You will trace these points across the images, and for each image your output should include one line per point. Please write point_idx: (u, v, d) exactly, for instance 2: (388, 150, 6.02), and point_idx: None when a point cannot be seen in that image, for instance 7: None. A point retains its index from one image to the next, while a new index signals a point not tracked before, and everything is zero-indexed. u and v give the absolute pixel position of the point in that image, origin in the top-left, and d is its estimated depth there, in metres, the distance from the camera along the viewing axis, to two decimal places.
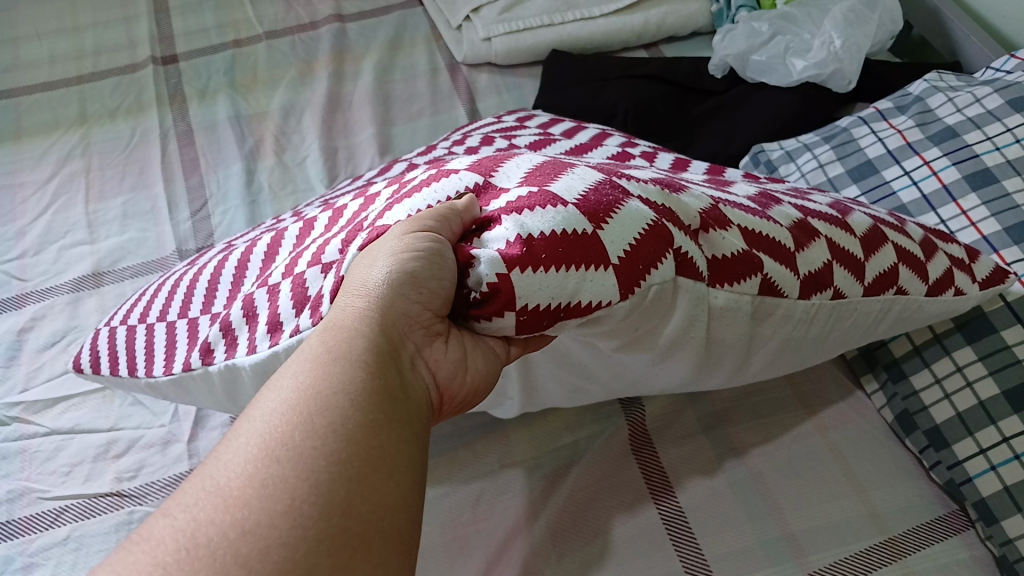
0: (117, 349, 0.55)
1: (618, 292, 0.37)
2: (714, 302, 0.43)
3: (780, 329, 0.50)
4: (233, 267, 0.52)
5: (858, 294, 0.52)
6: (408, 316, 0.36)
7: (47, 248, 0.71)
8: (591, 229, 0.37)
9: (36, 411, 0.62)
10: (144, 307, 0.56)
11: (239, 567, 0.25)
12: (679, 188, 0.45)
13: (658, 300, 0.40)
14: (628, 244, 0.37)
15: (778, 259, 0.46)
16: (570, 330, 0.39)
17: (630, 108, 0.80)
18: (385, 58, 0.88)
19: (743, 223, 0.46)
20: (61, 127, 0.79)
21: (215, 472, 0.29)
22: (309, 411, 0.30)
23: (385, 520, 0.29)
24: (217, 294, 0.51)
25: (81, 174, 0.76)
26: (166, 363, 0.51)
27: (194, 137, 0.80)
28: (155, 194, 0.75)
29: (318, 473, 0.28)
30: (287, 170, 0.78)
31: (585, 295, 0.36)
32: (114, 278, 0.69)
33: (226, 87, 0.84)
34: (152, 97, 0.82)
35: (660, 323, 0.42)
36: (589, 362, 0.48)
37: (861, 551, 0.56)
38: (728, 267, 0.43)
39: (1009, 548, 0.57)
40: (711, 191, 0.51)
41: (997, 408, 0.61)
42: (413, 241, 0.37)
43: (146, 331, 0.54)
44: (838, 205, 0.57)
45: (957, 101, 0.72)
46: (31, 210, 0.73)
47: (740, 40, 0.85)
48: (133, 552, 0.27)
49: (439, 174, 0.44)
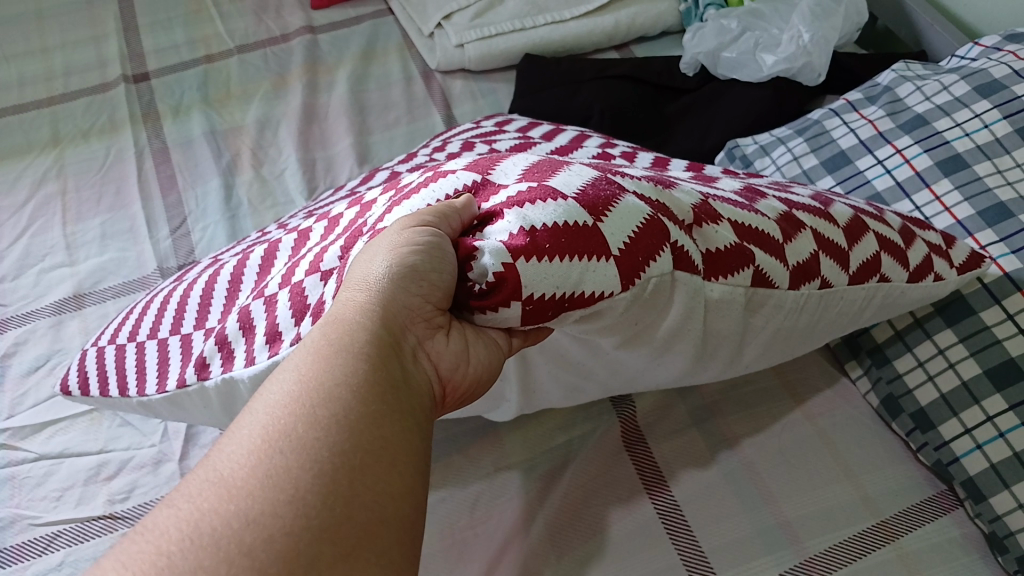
0: (107, 369, 0.55)
1: (620, 283, 0.38)
2: (710, 294, 0.44)
3: (771, 319, 0.50)
4: (226, 280, 0.52)
5: (844, 283, 0.53)
6: (409, 308, 0.37)
7: (26, 272, 0.70)
8: (590, 221, 0.38)
9: (24, 437, 0.61)
10: (133, 325, 0.56)
11: (242, 557, 0.26)
12: (671, 185, 0.47)
13: (656, 294, 0.41)
14: (627, 235, 0.39)
15: (769, 251, 0.47)
16: (568, 324, 0.40)
17: (606, 109, 0.81)
18: (358, 68, 0.88)
19: (734, 216, 0.47)
20: (34, 149, 0.78)
21: (218, 463, 0.29)
22: (311, 404, 0.30)
23: (388, 510, 0.29)
24: (211, 308, 0.51)
25: (57, 196, 0.75)
26: (159, 381, 0.51)
27: (171, 154, 0.79)
28: (134, 213, 0.75)
29: (320, 464, 0.28)
30: (266, 183, 0.77)
31: (588, 285, 0.37)
32: (97, 299, 0.69)
33: (200, 103, 0.83)
34: (124, 116, 0.81)
35: (657, 317, 0.43)
36: (584, 360, 0.48)
37: (855, 535, 0.57)
38: (722, 261, 0.44)
39: (998, 524, 0.58)
40: (699, 187, 0.52)
41: (980, 388, 0.62)
42: (413, 235, 0.38)
43: (137, 350, 0.54)
44: (819, 196, 0.59)
45: (926, 89, 0.74)
46: (7, 235, 0.72)
47: (712, 38, 0.85)
48: (136, 541, 0.27)
49: (435, 176, 0.45)
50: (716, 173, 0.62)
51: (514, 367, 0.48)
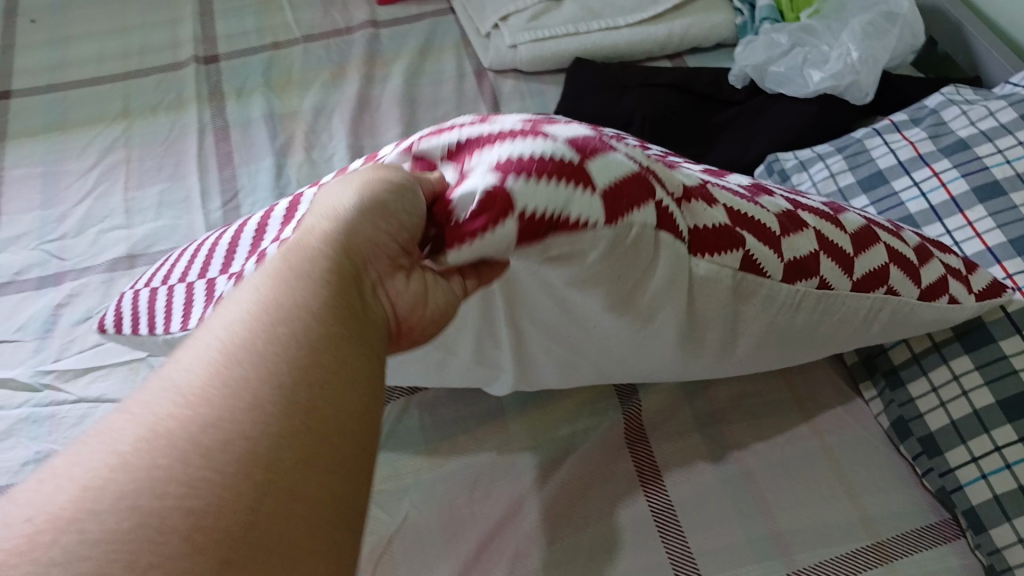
0: (140, 310, 0.59)
1: (603, 218, 0.39)
2: (695, 269, 0.45)
3: (765, 310, 0.50)
4: (250, 231, 0.55)
5: (846, 288, 0.53)
6: (376, 243, 0.37)
7: (86, 231, 0.75)
8: (579, 159, 0.39)
9: (66, 380, 0.66)
10: (169, 271, 0.60)
11: (200, 456, 0.26)
12: (671, 165, 0.49)
13: (637, 248, 0.41)
14: (614, 181, 0.40)
15: (763, 240, 0.48)
16: (545, 270, 0.41)
17: (647, 116, 0.81)
18: (414, 64, 0.92)
19: (729, 203, 0.49)
20: (105, 120, 0.84)
21: (175, 375, 0.30)
22: (270, 322, 0.31)
23: (344, 423, 0.30)
24: (235, 254, 0.55)
25: (121, 164, 0.80)
26: (184, 320, 0.54)
27: (229, 133, 0.84)
28: (190, 184, 0.79)
29: (278, 375, 0.29)
30: (315, 166, 0.81)
31: (574, 211, 0.38)
32: (147, 261, 0.73)
33: (262, 87, 0.88)
34: (191, 95, 0.87)
35: (642, 279, 0.44)
36: (573, 336, 0.49)
37: (848, 553, 0.57)
38: (708, 237, 0.45)
39: (996, 557, 0.58)
40: (706, 179, 0.52)
41: (991, 417, 0.61)
42: (383, 180, 0.39)
43: (168, 292, 0.58)
44: (834, 205, 0.58)
45: (971, 113, 0.72)
46: (73, 196, 0.78)
47: (761, 52, 0.85)
48: (92, 444, 0.27)
49: (438, 131, 0.45)
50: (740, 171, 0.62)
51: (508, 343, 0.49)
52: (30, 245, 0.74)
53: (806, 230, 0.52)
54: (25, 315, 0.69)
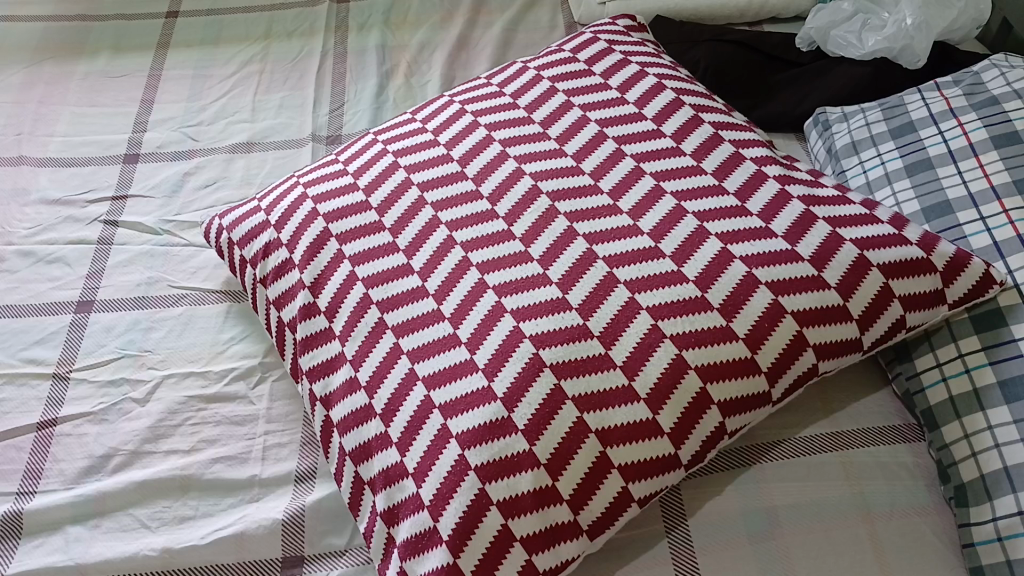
0: (239, 218, 0.71)
1: (590, 244, 0.61)
2: (668, 265, 0.58)
3: (733, 277, 0.57)
4: (335, 181, 0.70)
5: (818, 238, 0.59)
6: None
7: (219, 121, 0.91)
8: (588, 231, 0.62)
9: (183, 229, 0.81)
10: (262, 195, 0.72)
11: None
12: (674, 177, 0.65)
13: (627, 262, 0.59)
14: (606, 228, 0.62)
15: (737, 226, 0.60)
16: (556, 272, 0.59)
17: (709, 66, 0.88)
18: (516, 14, 1.02)
19: (706, 207, 0.62)
20: (251, 39, 1.00)
21: None
22: None
23: None
24: (322, 196, 0.69)
25: (256, 74, 0.96)
26: (276, 238, 0.68)
27: (347, 58, 0.98)
28: (307, 94, 0.93)
29: None
30: (411, 90, 0.93)
31: (604, 225, 0.62)
32: (262, 149, 0.88)
33: (381, 24, 1.01)
34: (321, 26, 1.01)
35: (619, 281, 0.58)
36: (552, 292, 0.58)
37: (805, 437, 0.61)
38: (686, 250, 0.59)
39: (944, 453, 0.59)
40: (632, 169, 0.66)
41: (961, 328, 0.61)
42: None
43: (258, 213, 0.70)
44: (783, 191, 0.63)
45: (1010, 75, 0.70)
46: (214, 94, 0.93)
47: (824, 15, 0.89)
48: None
49: (468, 123, 0.72)
50: (705, 118, 0.69)
51: (503, 283, 0.59)
52: (174, 127, 0.90)
53: (778, 230, 0.60)
54: (160, 178, 0.85)
